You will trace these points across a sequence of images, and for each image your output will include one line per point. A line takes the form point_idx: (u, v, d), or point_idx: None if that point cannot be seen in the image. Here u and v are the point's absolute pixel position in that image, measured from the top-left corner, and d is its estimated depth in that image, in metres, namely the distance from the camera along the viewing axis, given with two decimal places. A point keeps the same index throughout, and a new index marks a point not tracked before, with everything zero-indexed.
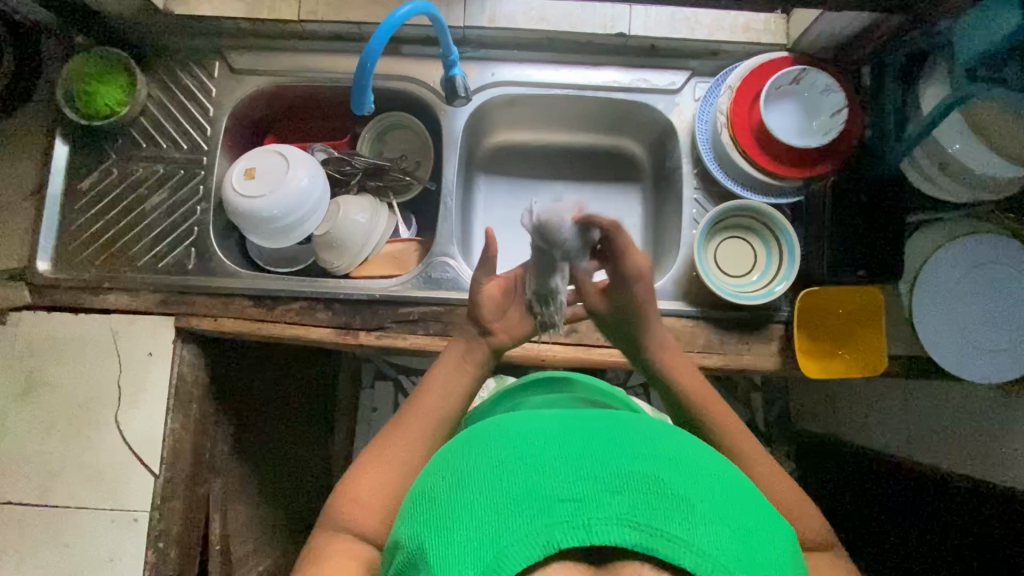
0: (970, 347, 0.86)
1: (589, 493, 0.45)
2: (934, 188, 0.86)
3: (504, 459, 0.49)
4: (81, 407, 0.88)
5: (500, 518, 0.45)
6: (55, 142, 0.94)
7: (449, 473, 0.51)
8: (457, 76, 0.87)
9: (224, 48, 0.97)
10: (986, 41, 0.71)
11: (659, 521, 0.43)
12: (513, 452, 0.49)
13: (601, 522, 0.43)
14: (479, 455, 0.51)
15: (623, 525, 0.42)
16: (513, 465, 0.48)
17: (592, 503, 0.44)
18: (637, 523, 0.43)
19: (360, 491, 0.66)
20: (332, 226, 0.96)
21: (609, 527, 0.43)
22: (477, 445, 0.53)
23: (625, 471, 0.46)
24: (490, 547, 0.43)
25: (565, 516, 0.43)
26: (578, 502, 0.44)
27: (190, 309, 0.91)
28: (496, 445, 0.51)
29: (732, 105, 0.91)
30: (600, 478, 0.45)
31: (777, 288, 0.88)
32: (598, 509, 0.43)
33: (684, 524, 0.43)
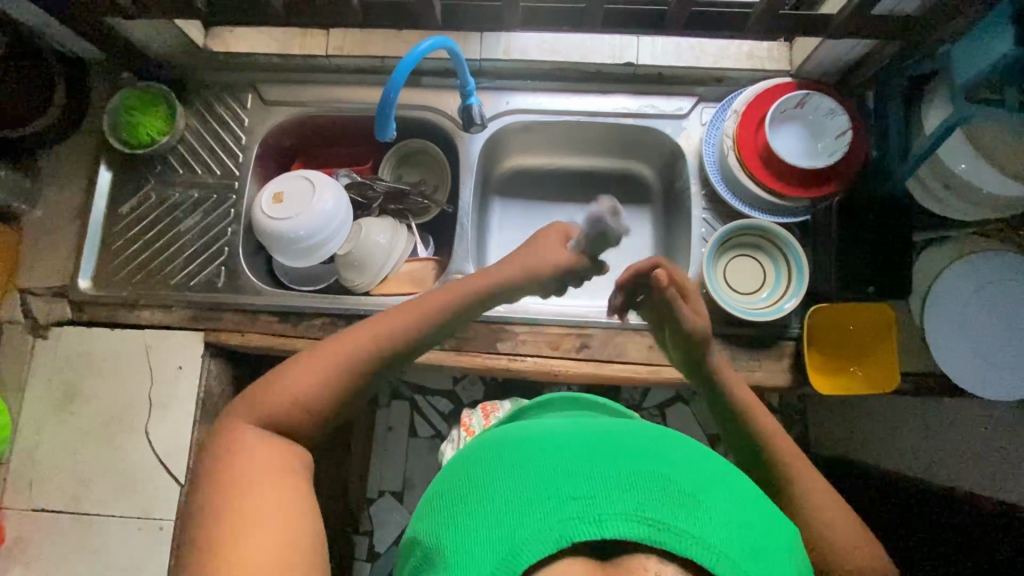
0: (984, 365, 0.87)
1: (601, 492, 0.47)
2: (941, 208, 0.87)
3: (517, 461, 0.52)
4: (114, 418, 0.92)
5: (514, 513, 0.47)
6: (100, 169, 1.01)
7: (463, 476, 0.54)
8: (474, 105, 0.94)
9: (257, 82, 1.04)
10: (984, 63, 0.73)
11: (667, 515, 0.45)
12: (526, 455, 0.52)
13: (612, 518, 0.45)
14: (494, 459, 0.54)
15: (633, 520, 0.45)
16: (526, 467, 0.51)
17: (602, 499, 0.46)
18: (646, 518, 0.45)
19: (279, 394, 0.58)
20: (355, 246, 1.01)
21: (620, 522, 0.45)
22: (491, 450, 0.56)
23: (633, 471, 0.49)
24: (504, 542, 0.46)
25: (576, 512, 0.46)
26: (589, 498, 0.46)
27: (219, 325, 0.95)
28: (510, 450, 0.54)
29: (738, 129, 0.94)
30: (610, 477, 0.48)
31: (786, 305, 0.89)
32: (609, 505, 0.46)
33: (692, 521, 0.46)
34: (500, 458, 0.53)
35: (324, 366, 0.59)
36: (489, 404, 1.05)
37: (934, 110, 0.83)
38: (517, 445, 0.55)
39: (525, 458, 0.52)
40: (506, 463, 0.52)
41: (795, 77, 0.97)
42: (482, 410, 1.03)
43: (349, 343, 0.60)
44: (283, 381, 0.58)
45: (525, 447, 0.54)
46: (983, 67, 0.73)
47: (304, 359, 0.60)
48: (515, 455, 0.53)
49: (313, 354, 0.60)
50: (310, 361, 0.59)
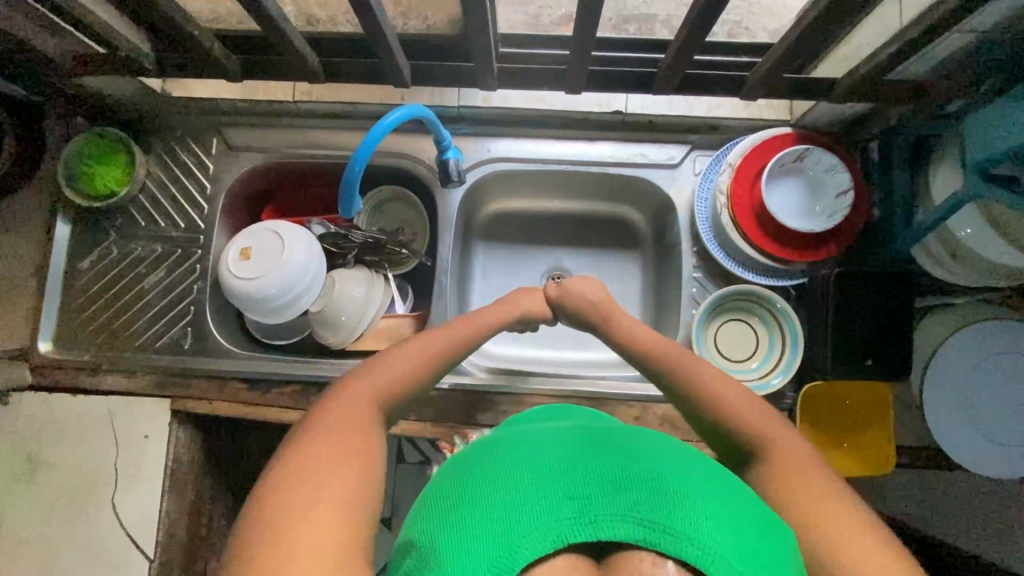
0: (985, 443, 0.83)
1: (595, 491, 0.44)
2: (947, 274, 0.82)
3: (512, 459, 0.49)
4: (79, 488, 0.88)
5: (511, 510, 0.44)
6: (57, 223, 0.95)
7: (456, 476, 0.51)
8: (451, 159, 0.88)
9: (221, 125, 0.97)
10: (998, 142, 0.64)
11: (663, 515, 0.42)
12: (520, 453, 0.50)
13: (607, 519, 0.43)
14: (485, 460, 0.51)
15: (627, 520, 0.42)
16: (522, 459, 0.48)
17: (598, 498, 0.44)
18: (642, 518, 0.42)
19: (364, 385, 0.65)
20: (327, 303, 0.95)
21: (614, 523, 0.43)
22: (484, 449, 0.53)
23: (629, 472, 0.46)
24: (500, 540, 0.42)
25: (572, 512, 0.43)
26: (585, 498, 0.44)
27: (187, 393, 0.91)
28: (502, 451, 0.51)
29: (732, 184, 0.88)
30: (605, 478, 0.45)
31: (775, 381, 0.85)
32: (604, 505, 0.43)
33: (686, 521, 0.42)
34: (491, 459, 0.50)
35: (406, 368, 0.70)
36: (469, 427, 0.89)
37: (946, 174, 0.76)
38: (511, 445, 0.52)
39: (521, 456, 0.49)
40: (497, 461, 0.50)
41: (795, 126, 0.92)
42: (462, 433, 0.88)
43: (419, 352, 0.72)
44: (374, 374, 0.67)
45: (521, 446, 0.51)
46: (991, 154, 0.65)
47: (376, 365, 0.69)
48: (509, 454, 0.50)
49: (382, 361, 0.70)
50: (388, 361, 0.70)
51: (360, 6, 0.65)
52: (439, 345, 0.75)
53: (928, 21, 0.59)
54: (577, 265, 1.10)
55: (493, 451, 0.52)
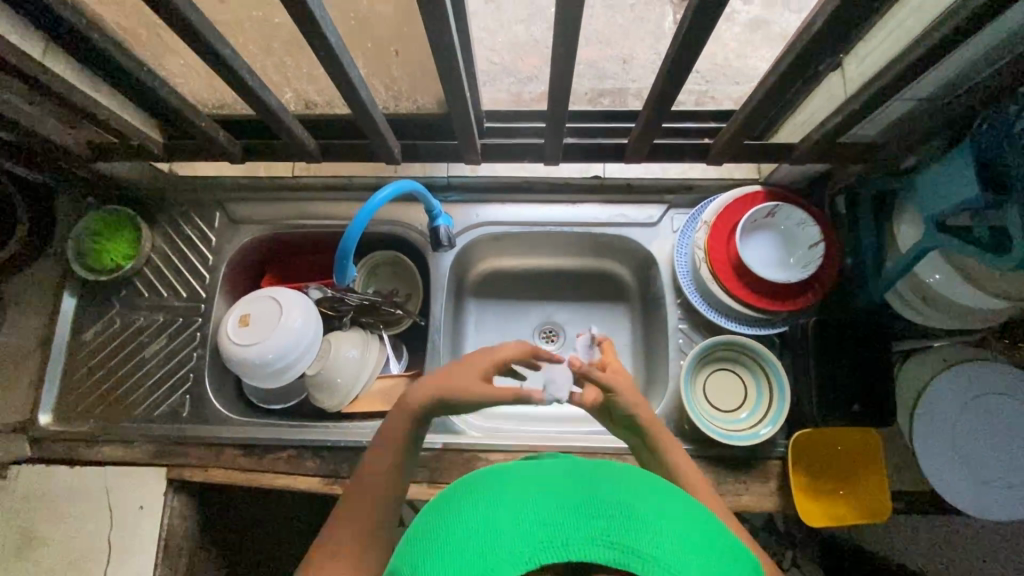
0: (982, 485, 0.84)
1: (569, 515, 0.44)
2: (925, 318, 0.85)
3: (489, 487, 0.48)
4: (71, 566, 0.87)
5: (485, 534, 0.43)
6: (64, 297, 0.99)
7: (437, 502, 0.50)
8: (441, 226, 0.93)
9: (224, 201, 1.03)
10: (950, 199, 0.69)
11: (632, 538, 0.42)
12: (499, 479, 0.49)
13: (579, 541, 0.42)
14: (467, 485, 0.50)
15: (599, 544, 0.42)
16: (497, 491, 0.47)
17: (570, 522, 0.43)
18: (612, 542, 0.42)
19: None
20: (324, 365, 0.98)
21: (589, 546, 0.42)
22: (462, 483, 0.52)
23: (603, 497, 0.46)
24: (476, 563, 0.41)
25: (544, 538, 0.42)
26: (557, 521, 0.43)
27: (183, 460, 0.92)
28: (481, 479, 0.50)
29: (708, 240, 0.93)
30: (577, 503, 0.45)
31: (762, 431, 0.85)
32: (575, 529, 0.43)
33: (654, 542, 0.42)
34: (468, 492, 0.49)
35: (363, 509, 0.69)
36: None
37: (906, 227, 0.80)
38: (490, 472, 0.51)
39: (500, 483, 0.48)
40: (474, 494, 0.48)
41: (764, 184, 0.97)
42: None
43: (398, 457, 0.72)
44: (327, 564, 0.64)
45: (503, 473, 0.50)
46: (949, 207, 0.69)
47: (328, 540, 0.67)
48: (486, 482, 0.49)
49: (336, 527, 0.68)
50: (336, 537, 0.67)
51: (349, 92, 0.71)
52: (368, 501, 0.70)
53: (865, 94, 0.65)
54: (568, 318, 1.13)
55: (469, 485, 0.50)
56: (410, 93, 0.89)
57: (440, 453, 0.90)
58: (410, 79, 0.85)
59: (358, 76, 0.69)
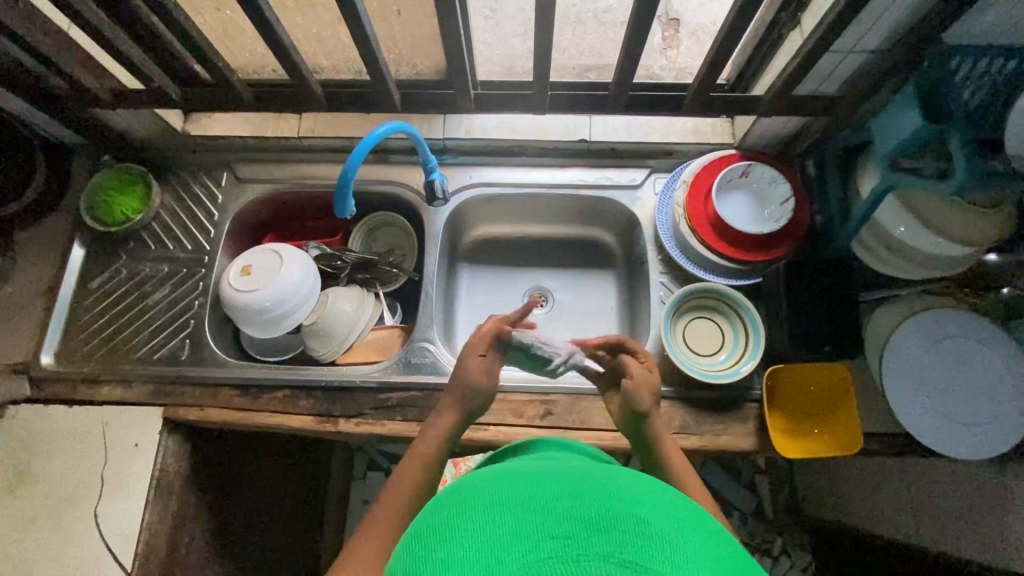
0: (951, 425, 0.87)
1: (576, 531, 0.40)
2: (887, 267, 0.91)
3: (490, 494, 0.45)
4: (62, 502, 0.88)
5: (490, 552, 0.39)
6: (73, 247, 1.03)
7: (434, 510, 0.46)
8: (436, 180, 1.00)
9: (232, 161, 1.09)
10: (900, 135, 0.75)
11: (646, 556, 0.39)
12: (503, 487, 0.46)
13: (590, 559, 0.38)
14: (466, 493, 0.46)
15: (610, 562, 0.38)
16: (502, 498, 0.44)
17: (582, 537, 0.39)
18: (625, 560, 0.38)
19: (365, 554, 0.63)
20: (320, 316, 1.01)
21: (597, 566, 0.38)
22: (465, 486, 0.48)
23: (612, 508, 0.42)
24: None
25: (553, 552, 0.39)
26: (566, 538, 0.39)
27: (180, 400, 0.95)
28: (482, 486, 0.47)
29: (687, 198, 0.98)
30: (588, 515, 0.41)
31: (742, 369, 0.89)
32: (585, 544, 0.39)
33: (667, 563, 0.39)
34: (470, 495, 0.45)
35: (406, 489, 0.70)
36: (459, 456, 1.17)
37: (865, 176, 0.87)
38: (491, 481, 0.48)
39: (504, 493, 0.45)
40: (478, 498, 0.44)
41: (738, 148, 1.04)
42: (452, 462, 1.15)
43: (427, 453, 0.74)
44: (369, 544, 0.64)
45: (508, 481, 0.47)
46: (899, 140, 0.75)
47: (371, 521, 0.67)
48: (491, 490, 0.45)
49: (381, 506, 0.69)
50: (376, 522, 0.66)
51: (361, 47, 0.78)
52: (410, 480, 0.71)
53: (823, 38, 0.72)
54: (556, 285, 1.17)
55: (470, 488, 0.47)
56: (411, 58, 0.96)
57: (430, 394, 0.93)
58: (411, 43, 0.92)
59: (371, 31, 0.77)
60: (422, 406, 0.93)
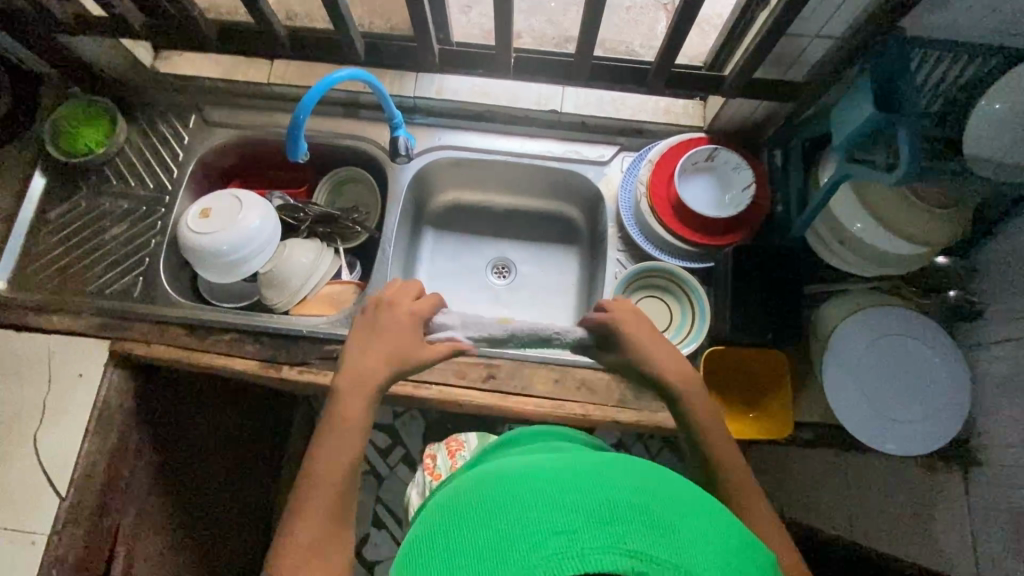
0: (883, 421, 0.88)
1: (579, 523, 0.44)
2: (839, 261, 0.92)
3: (499, 503, 0.48)
4: (4, 424, 0.90)
5: (501, 550, 0.43)
6: (34, 176, 1.03)
7: (443, 518, 0.51)
8: (400, 136, 0.98)
9: (201, 103, 1.08)
10: (853, 124, 0.75)
11: (645, 542, 0.43)
12: (503, 492, 0.49)
13: (595, 552, 0.42)
14: (466, 505, 0.49)
15: (614, 551, 0.42)
16: (505, 499, 0.48)
17: (583, 529, 0.43)
18: (626, 549, 0.42)
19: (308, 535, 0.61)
20: (276, 265, 1.01)
21: (602, 555, 0.42)
22: (469, 490, 0.52)
23: (604, 500, 0.46)
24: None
25: (560, 547, 0.42)
26: (569, 531, 0.43)
27: (127, 335, 0.95)
28: (482, 494, 0.50)
29: (651, 177, 0.98)
30: (590, 509, 0.45)
31: (684, 348, 0.91)
32: (586, 537, 0.43)
33: (668, 547, 0.43)
34: (477, 500, 0.49)
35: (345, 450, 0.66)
36: (452, 439, 1.05)
37: (826, 165, 0.87)
38: (487, 487, 0.51)
39: (503, 499, 0.48)
40: (483, 503, 0.48)
41: (707, 131, 1.03)
42: (446, 448, 1.03)
43: (354, 411, 0.68)
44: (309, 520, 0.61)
45: (506, 481, 0.51)
46: (852, 129, 0.75)
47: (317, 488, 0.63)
48: (492, 492, 0.49)
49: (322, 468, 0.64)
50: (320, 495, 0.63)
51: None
52: (350, 442, 0.67)
53: (783, 18, 0.72)
54: (520, 257, 1.18)
55: (471, 496, 0.51)
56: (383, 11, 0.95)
57: None
58: None
59: None
60: None
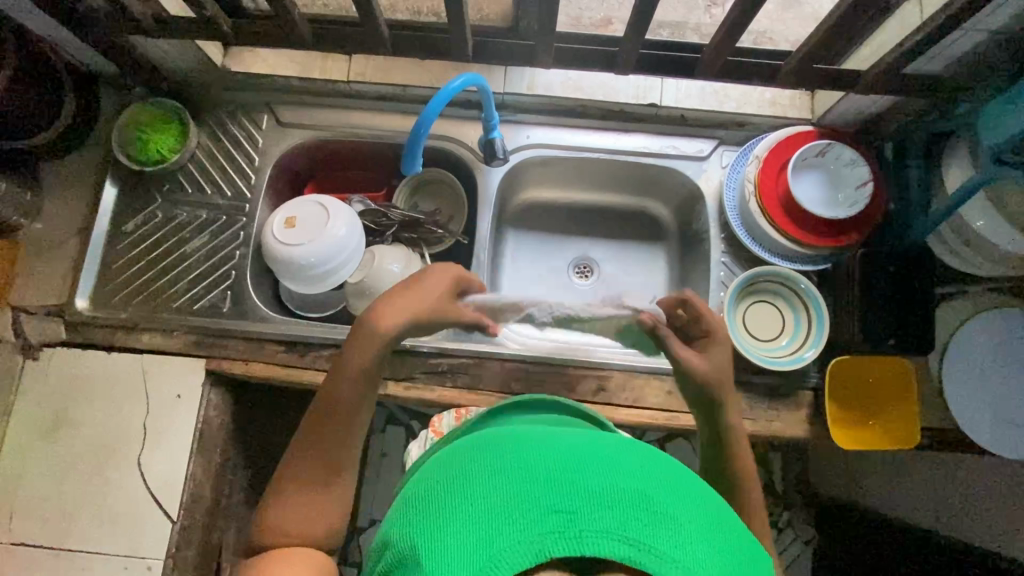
0: (1007, 427, 0.85)
1: (581, 504, 0.40)
2: (958, 261, 0.88)
3: (497, 470, 0.44)
4: (106, 449, 0.87)
5: (489, 520, 0.40)
6: (105, 185, 0.97)
7: (428, 482, 0.48)
8: (496, 139, 0.92)
9: (274, 103, 1.02)
10: (1013, 126, 0.70)
11: (649, 535, 0.38)
12: (496, 459, 0.46)
13: (594, 535, 0.38)
14: (463, 470, 0.46)
15: (613, 536, 0.38)
16: (498, 471, 0.44)
17: (583, 510, 0.39)
18: (628, 537, 0.38)
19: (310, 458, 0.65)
20: (367, 274, 0.97)
21: (600, 540, 0.38)
22: (458, 459, 0.49)
23: (609, 482, 0.42)
24: (479, 552, 0.38)
25: (555, 526, 0.38)
26: (569, 511, 0.39)
27: (223, 353, 0.92)
28: (474, 462, 0.46)
29: (759, 174, 0.93)
30: (592, 489, 0.41)
31: (807, 354, 0.88)
32: (587, 519, 0.39)
33: (672, 541, 0.38)
34: (471, 465, 0.46)
35: (349, 389, 0.67)
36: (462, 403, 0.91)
37: (955, 167, 0.83)
38: (480, 454, 0.48)
39: (492, 467, 0.45)
40: (485, 469, 0.45)
41: (815, 125, 0.98)
42: (454, 411, 0.90)
43: (359, 353, 0.67)
44: (312, 447, 0.65)
45: (506, 450, 0.47)
46: (1011, 132, 0.70)
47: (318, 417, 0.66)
48: (487, 459, 0.46)
49: (325, 403, 0.67)
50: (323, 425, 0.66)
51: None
52: (354, 383, 0.67)
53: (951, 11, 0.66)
54: (603, 256, 1.12)
55: (467, 461, 0.47)
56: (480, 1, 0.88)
57: (481, 361, 0.91)
58: None
59: None
60: (473, 374, 0.91)
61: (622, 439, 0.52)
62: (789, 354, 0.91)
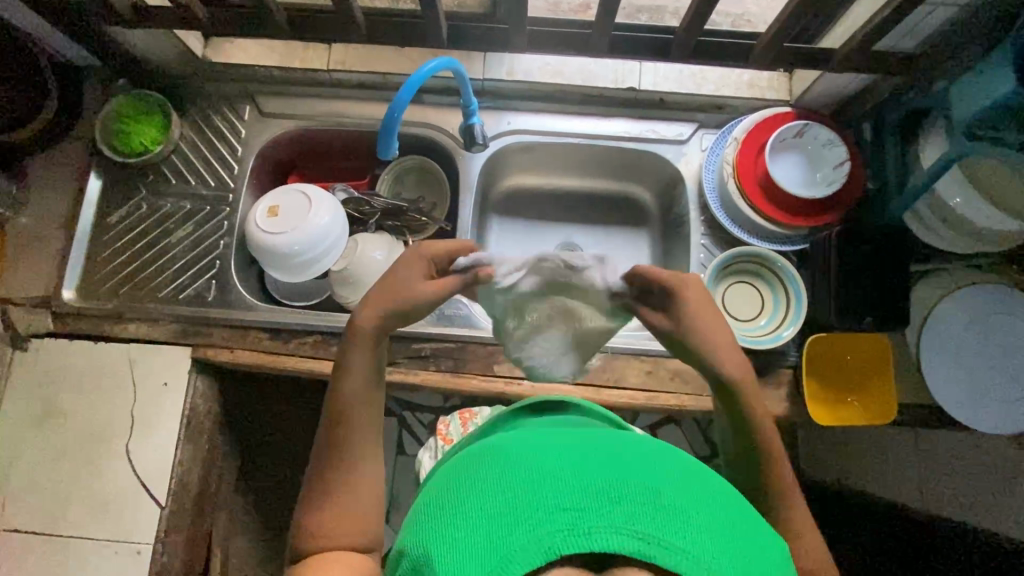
0: (984, 402, 0.86)
1: (589, 502, 0.40)
2: (937, 239, 0.88)
3: (506, 471, 0.45)
4: (95, 436, 0.88)
5: (500, 523, 0.40)
6: (90, 178, 0.98)
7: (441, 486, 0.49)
8: (475, 124, 0.93)
9: (255, 93, 1.02)
10: (984, 101, 0.71)
11: (657, 528, 0.39)
12: (505, 461, 0.46)
13: (604, 531, 0.38)
14: (473, 473, 0.47)
15: (622, 532, 0.38)
16: (509, 471, 0.44)
17: (592, 508, 0.40)
18: (638, 532, 0.38)
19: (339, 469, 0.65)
20: (350, 263, 0.97)
21: (610, 536, 0.38)
22: (470, 461, 0.49)
23: (617, 479, 0.42)
24: (492, 553, 0.39)
25: (565, 525, 0.39)
26: (577, 509, 0.40)
27: (208, 341, 0.93)
28: (485, 465, 0.47)
29: (738, 155, 0.94)
30: (600, 486, 0.41)
31: (785, 333, 0.89)
32: (597, 516, 0.39)
33: (681, 534, 0.39)
34: (482, 468, 0.47)
35: (356, 395, 0.68)
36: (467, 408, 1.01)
37: (931, 143, 0.83)
38: (491, 456, 0.48)
39: (502, 469, 0.45)
40: (494, 471, 0.45)
41: (793, 106, 0.98)
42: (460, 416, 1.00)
43: (358, 359, 0.69)
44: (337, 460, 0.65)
45: (515, 452, 0.48)
46: (982, 105, 0.71)
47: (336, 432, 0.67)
48: (497, 462, 0.47)
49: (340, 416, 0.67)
50: (341, 439, 0.66)
51: None
52: (360, 390, 0.68)
53: None
54: (587, 241, 1.13)
55: (478, 464, 0.48)
56: None
57: (464, 346, 0.92)
58: None
59: None
60: (456, 358, 0.92)
61: (632, 438, 0.52)
62: (768, 333, 0.92)
